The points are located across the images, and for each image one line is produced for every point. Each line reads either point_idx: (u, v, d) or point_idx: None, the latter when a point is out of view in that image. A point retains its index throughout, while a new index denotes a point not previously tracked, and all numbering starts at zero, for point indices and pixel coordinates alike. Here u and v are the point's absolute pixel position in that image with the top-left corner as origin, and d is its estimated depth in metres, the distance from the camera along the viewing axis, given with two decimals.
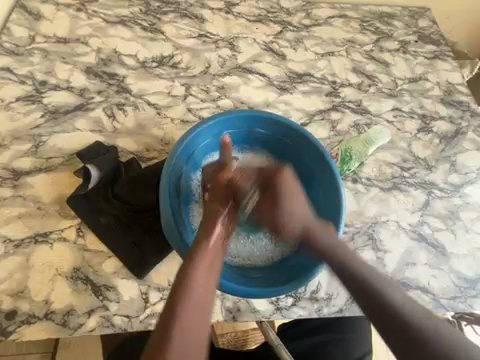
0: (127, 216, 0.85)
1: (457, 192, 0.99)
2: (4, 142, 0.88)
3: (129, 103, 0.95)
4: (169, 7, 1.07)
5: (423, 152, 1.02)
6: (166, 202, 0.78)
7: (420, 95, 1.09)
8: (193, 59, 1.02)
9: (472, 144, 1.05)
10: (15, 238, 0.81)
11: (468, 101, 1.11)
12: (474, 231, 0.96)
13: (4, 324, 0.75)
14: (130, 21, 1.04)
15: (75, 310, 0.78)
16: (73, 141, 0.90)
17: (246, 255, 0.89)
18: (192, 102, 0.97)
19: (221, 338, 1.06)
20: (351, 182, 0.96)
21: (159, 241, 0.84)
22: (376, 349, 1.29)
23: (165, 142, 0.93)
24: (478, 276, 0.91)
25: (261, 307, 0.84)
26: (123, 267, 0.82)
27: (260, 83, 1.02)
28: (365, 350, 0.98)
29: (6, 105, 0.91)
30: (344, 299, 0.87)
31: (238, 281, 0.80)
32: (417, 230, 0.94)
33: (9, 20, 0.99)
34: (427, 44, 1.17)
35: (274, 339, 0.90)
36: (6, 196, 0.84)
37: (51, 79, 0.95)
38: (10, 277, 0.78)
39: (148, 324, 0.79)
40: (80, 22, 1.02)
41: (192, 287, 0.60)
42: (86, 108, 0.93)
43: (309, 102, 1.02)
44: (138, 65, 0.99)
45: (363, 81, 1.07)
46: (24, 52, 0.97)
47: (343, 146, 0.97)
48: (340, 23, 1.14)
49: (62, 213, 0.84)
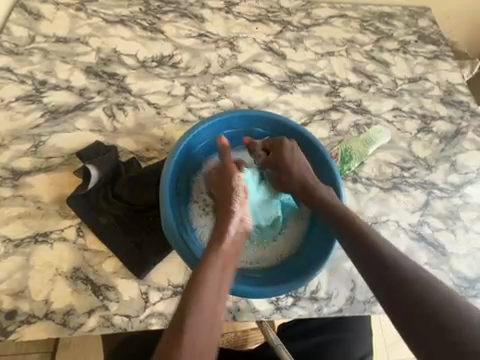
0: (127, 216, 0.85)
1: (457, 192, 0.99)
2: (3, 142, 0.88)
3: (129, 102, 0.95)
4: (169, 6, 1.07)
5: (424, 152, 1.02)
6: (166, 209, 0.77)
7: (419, 95, 1.09)
8: (193, 59, 1.02)
9: (472, 144, 1.05)
10: (15, 238, 0.81)
11: (468, 101, 1.11)
12: (474, 231, 0.96)
13: (4, 325, 0.75)
14: (130, 20, 1.04)
15: (75, 310, 0.78)
16: (73, 141, 0.90)
17: (254, 257, 0.88)
18: (192, 102, 0.97)
19: (221, 338, 1.05)
20: (351, 182, 0.96)
21: (159, 241, 0.84)
22: (376, 349, 1.29)
23: (165, 142, 0.93)
24: (478, 276, 0.92)
25: (261, 307, 0.84)
26: (123, 266, 0.82)
27: (260, 82, 1.02)
28: (365, 350, 0.98)
29: (6, 104, 0.91)
30: (343, 298, 0.87)
31: (238, 281, 0.80)
32: (417, 230, 0.94)
33: (9, 20, 0.99)
34: (427, 44, 1.17)
35: (274, 338, 0.90)
36: (5, 196, 0.84)
37: (51, 79, 0.94)
38: (10, 277, 0.78)
39: (148, 324, 0.79)
40: (80, 22, 1.02)
41: (202, 292, 0.61)
42: (86, 108, 0.93)
43: (309, 102, 1.02)
44: (138, 64, 0.99)
45: (363, 81, 1.07)
46: (23, 52, 0.97)
47: (343, 146, 0.97)
48: (340, 23, 1.14)
49: (62, 213, 0.84)
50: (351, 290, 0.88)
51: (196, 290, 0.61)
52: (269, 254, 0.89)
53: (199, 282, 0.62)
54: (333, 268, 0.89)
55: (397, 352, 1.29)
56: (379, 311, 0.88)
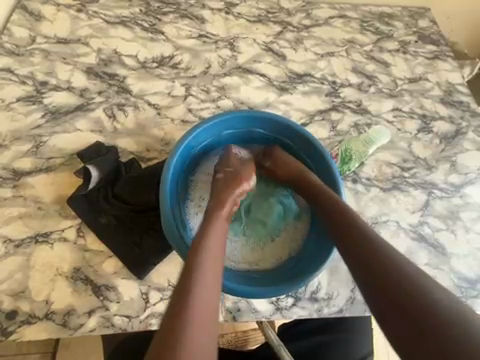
0: (127, 216, 0.84)
1: (457, 192, 0.99)
2: (4, 143, 0.88)
3: (129, 103, 0.95)
4: (169, 7, 1.07)
5: (424, 152, 1.02)
6: (166, 210, 0.77)
7: (420, 95, 1.09)
8: (193, 59, 1.02)
9: (473, 144, 1.05)
10: (15, 238, 0.81)
11: (469, 101, 1.11)
12: (474, 231, 0.96)
13: (5, 324, 0.76)
14: (131, 21, 1.04)
15: (75, 310, 0.78)
16: (74, 141, 0.90)
17: (254, 259, 0.88)
18: (192, 102, 0.98)
19: (221, 339, 1.05)
20: (351, 182, 0.96)
21: (159, 240, 0.83)
22: (377, 350, 1.28)
23: (165, 142, 0.93)
24: (478, 276, 0.91)
25: (261, 307, 0.84)
26: (123, 266, 0.82)
27: (260, 83, 1.02)
28: (365, 350, 0.98)
29: (6, 105, 0.91)
30: (344, 299, 0.87)
31: (239, 282, 0.80)
32: (418, 230, 0.94)
33: (9, 21, 1.00)
34: (427, 44, 1.17)
35: (274, 339, 0.90)
36: (6, 196, 0.84)
37: (52, 79, 0.95)
38: (10, 277, 0.78)
39: (147, 324, 0.79)
40: (81, 22, 1.02)
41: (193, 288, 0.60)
42: (87, 108, 0.93)
43: (309, 102, 1.02)
44: (139, 65, 0.99)
45: (363, 81, 1.07)
46: (24, 52, 0.97)
47: (343, 146, 0.97)
48: (340, 23, 1.14)
49: (62, 213, 0.84)
50: (351, 290, 0.88)
51: (188, 286, 0.60)
52: (270, 255, 0.89)
53: (193, 275, 0.62)
54: (333, 268, 0.89)
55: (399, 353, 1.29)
56: None
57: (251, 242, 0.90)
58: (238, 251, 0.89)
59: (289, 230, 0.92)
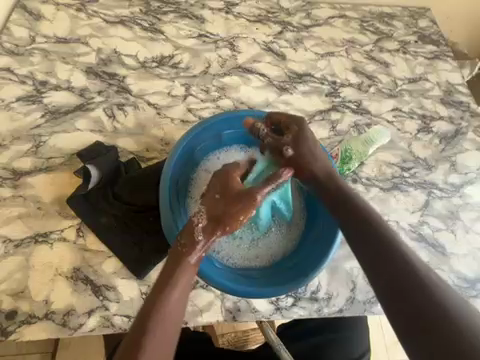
0: (127, 216, 0.85)
1: (457, 192, 0.99)
2: (4, 142, 0.88)
3: (129, 103, 0.95)
4: (169, 7, 1.07)
5: (423, 152, 1.02)
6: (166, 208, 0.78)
7: (420, 95, 1.09)
8: (193, 59, 1.02)
9: (473, 144, 1.06)
10: (15, 238, 0.81)
11: (468, 101, 1.11)
12: (474, 231, 0.96)
13: (5, 324, 0.75)
14: (131, 21, 1.04)
15: (75, 310, 0.78)
16: (74, 141, 0.90)
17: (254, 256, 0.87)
18: (192, 102, 0.98)
19: (222, 339, 1.04)
20: (351, 182, 0.95)
21: (159, 240, 0.84)
22: (375, 350, 1.31)
23: (165, 142, 0.94)
24: (478, 276, 0.92)
25: (261, 307, 0.84)
26: (123, 266, 0.82)
27: (260, 83, 1.02)
28: (364, 348, 0.99)
29: (6, 105, 0.91)
30: (344, 298, 0.87)
31: (239, 280, 0.80)
32: (417, 230, 0.94)
33: (9, 21, 0.99)
34: (427, 44, 1.17)
35: (274, 339, 0.90)
36: (6, 196, 0.84)
37: (51, 79, 0.95)
38: (10, 276, 0.78)
39: None
40: (80, 22, 1.02)
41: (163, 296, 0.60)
42: (86, 108, 0.93)
43: (309, 102, 1.02)
44: (138, 65, 0.99)
45: (363, 82, 1.07)
46: (24, 52, 0.97)
47: (342, 146, 0.95)
48: (340, 23, 1.14)
49: (62, 213, 0.84)
50: (351, 290, 0.88)
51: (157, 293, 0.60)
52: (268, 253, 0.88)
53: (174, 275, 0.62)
54: (333, 267, 0.89)
55: (397, 351, 1.32)
56: (379, 310, 0.88)
57: (238, 237, 0.87)
58: (239, 251, 0.86)
59: (282, 224, 0.89)
